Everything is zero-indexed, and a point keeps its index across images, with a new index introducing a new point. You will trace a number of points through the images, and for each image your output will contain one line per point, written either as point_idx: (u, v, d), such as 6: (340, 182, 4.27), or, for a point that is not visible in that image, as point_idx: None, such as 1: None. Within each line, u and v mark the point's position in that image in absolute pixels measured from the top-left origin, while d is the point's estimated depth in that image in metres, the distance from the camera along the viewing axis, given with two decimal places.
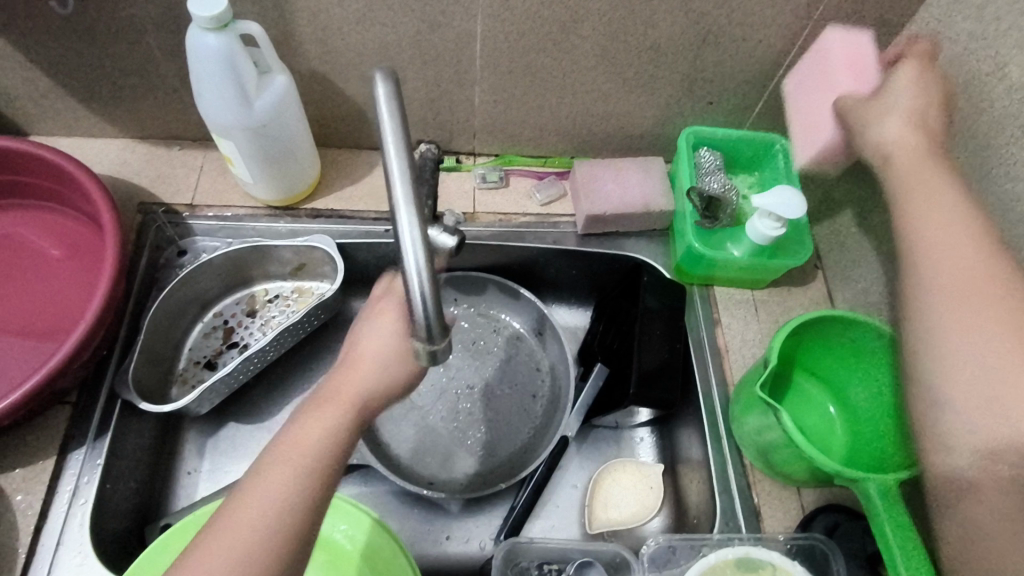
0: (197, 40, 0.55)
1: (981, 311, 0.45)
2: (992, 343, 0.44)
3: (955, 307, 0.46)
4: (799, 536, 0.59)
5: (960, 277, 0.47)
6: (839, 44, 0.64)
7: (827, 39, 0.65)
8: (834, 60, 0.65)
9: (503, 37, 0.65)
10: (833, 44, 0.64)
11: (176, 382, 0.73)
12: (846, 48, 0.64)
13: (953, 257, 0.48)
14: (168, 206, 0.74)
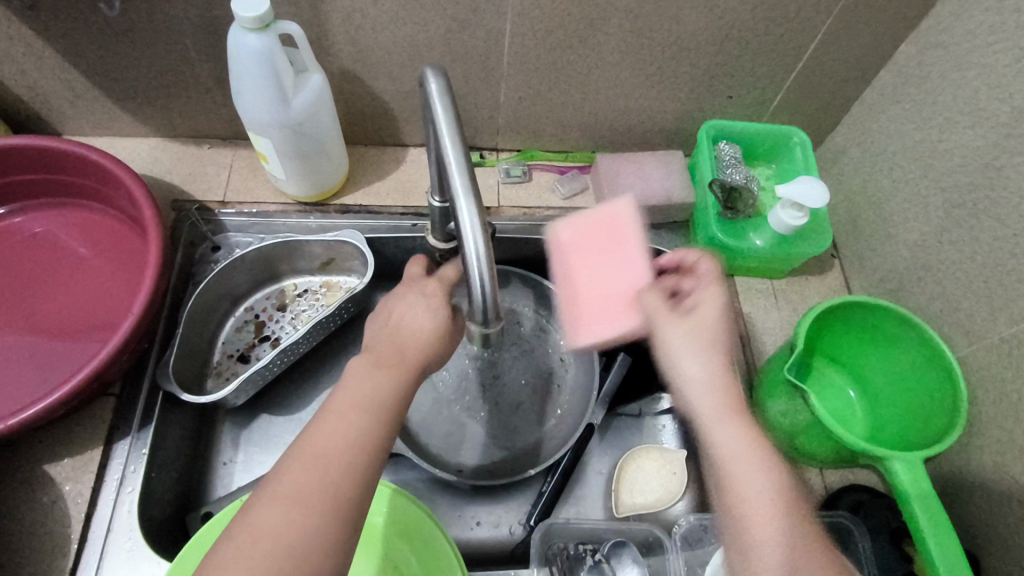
0: (239, 40, 0.57)
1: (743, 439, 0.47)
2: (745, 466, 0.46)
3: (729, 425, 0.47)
4: (825, 514, 0.61)
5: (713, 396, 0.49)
6: (572, 240, 0.58)
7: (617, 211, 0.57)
8: (599, 244, 0.57)
9: (532, 34, 0.67)
10: (566, 235, 0.58)
11: (211, 375, 0.75)
12: (605, 228, 0.57)
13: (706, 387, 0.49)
14: (201, 203, 0.76)
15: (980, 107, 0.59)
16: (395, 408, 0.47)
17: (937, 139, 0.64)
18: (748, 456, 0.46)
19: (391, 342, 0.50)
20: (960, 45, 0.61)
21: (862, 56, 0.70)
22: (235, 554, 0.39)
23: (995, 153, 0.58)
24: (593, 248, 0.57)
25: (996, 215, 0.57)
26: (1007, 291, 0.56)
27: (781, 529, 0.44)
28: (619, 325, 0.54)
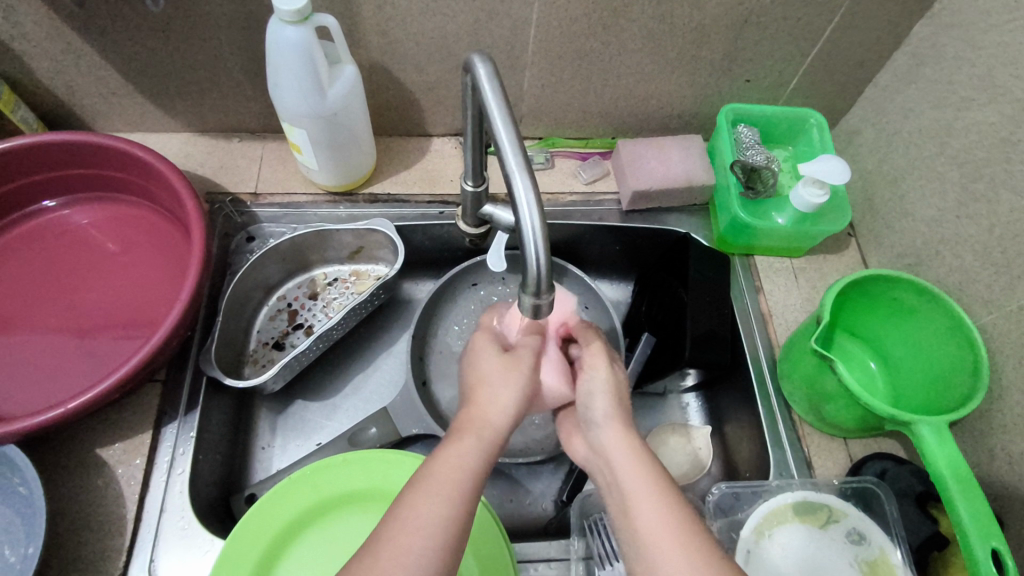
0: (279, 33, 0.59)
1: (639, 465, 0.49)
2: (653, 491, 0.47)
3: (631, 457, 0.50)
4: (852, 480, 0.63)
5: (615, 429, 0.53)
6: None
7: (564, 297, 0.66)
8: None
9: (557, 22, 0.68)
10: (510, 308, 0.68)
11: (248, 362, 0.77)
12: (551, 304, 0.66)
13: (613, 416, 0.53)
14: (234, 195, 0.78)
15: (997, 83, 0.61)
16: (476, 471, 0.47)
17: (955, 116, 0.66)
18: (641, 480, 0.48)
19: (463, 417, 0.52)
20: (976, 24, 0.63)
21: (877, 38, 0.72)
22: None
23: (1012, 127, 0.60)
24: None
25: (1014, 187, 0.59)
26: None
27: (662, 544, 0.44)
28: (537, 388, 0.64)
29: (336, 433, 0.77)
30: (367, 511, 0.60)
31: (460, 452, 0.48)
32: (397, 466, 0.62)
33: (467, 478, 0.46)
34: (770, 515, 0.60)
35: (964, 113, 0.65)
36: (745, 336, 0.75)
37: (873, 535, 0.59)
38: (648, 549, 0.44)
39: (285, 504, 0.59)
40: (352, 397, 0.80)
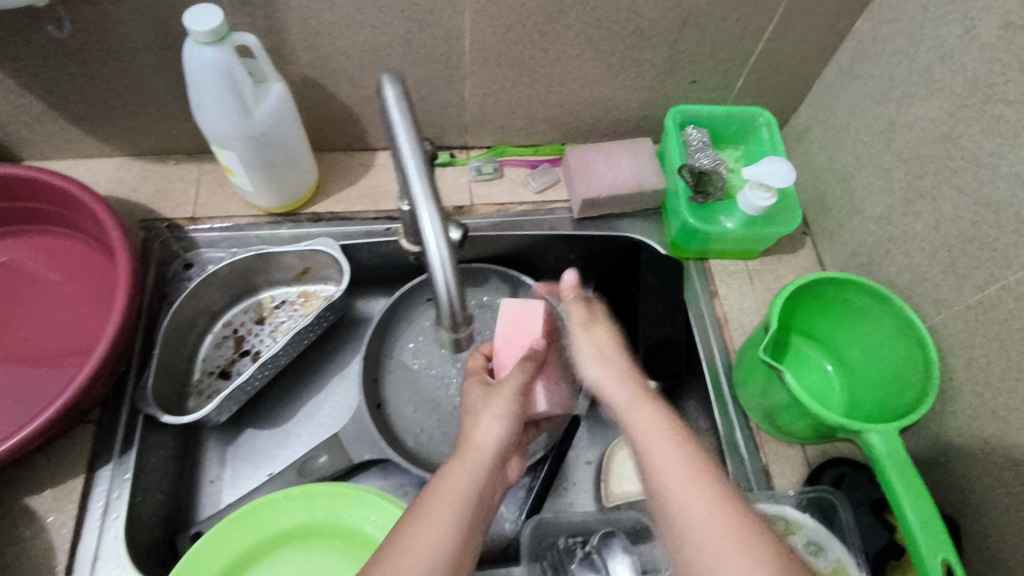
0: (195, 55, 0.56)
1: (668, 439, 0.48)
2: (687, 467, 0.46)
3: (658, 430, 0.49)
4: (808, 490, 0.62)
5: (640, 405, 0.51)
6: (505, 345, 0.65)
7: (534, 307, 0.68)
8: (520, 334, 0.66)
9: (492, 31, 0.66)
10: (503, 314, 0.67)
11: (193, 394, 0.74)
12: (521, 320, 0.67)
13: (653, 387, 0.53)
14: (172, 221, 0.75)
15: (936, 78, 0.60)
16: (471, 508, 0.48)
17: (898, 111, 0.65)
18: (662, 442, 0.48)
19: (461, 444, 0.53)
20: (913, 18, 0.62)
21: (819, 34, 0.71)
22: None
23: (953, 123, 0.58)
24: (524, 337, 0.66)
25: (958, 184, 0.58)
26: (970, 258, 0.57)
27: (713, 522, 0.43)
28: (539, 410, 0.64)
29: (289, 461, 0.76)
30: (348, 549, 0.59)
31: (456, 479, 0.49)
32: (360, 503, 0.60)
33: (463, 503, 0.48)
34: None
35: (905, 111, 0.64)
36: (700, 343, 0.74)
37: (830, 547, 0.58)
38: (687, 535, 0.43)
39: (227, 545, 0.57)
40: (307, 421, 0.78)
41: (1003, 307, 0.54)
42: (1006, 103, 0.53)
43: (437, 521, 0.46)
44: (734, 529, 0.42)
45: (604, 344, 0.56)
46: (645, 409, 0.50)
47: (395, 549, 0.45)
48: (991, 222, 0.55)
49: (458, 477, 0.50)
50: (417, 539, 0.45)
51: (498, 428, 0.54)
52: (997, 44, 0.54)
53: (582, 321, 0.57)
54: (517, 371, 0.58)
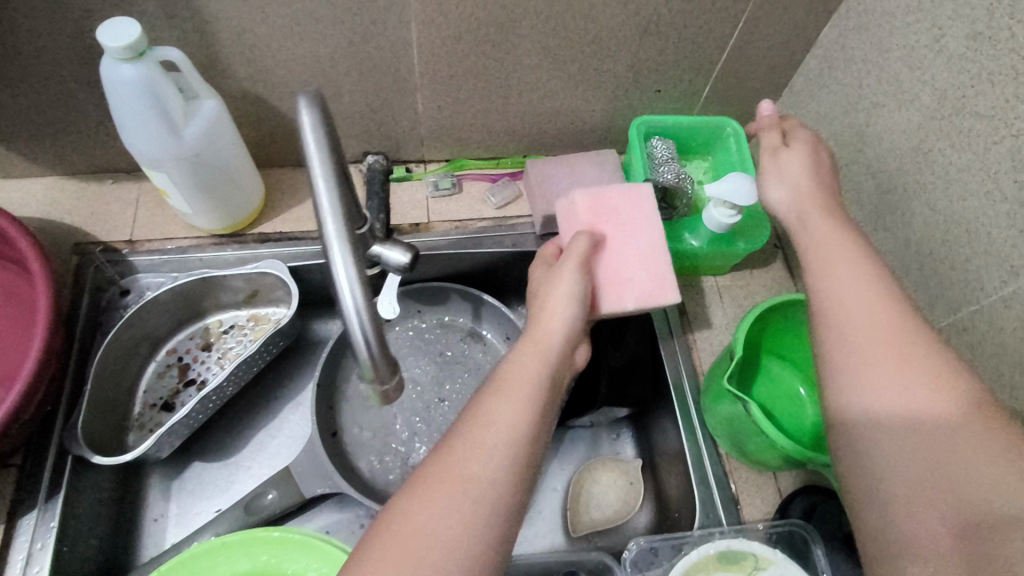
0: (112, 72, 0.52)
1: (884, 331, 0.46)
2: (910, 364, 0.44)
3: (877, 321, 0.47)
4: (778, 524, 0.60)
5: (868, 300, 0.48)
6: (588, 211, 0.63)
7: (640, 191, 0.65)
8: (603, 220, 0.63)
9: (442, 41, 0.63)
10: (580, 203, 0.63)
11: (133, 428, 0.70)
12: (617, 203, 0.64)
13: (847, 278, 0.50)
14: (106, 244, 0.71)
15: (905, 88, 0.57)
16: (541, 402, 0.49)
17: (867, 123, 0.62)
18: (887, 335, 0.46)
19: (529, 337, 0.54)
20: (881, 25, 0.59)
21: (786, 41, 0.68)
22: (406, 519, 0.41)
23: (922, 136, 0.55)
24: (613, 221, 0.63)
25: (928, 200, 0.55)
26: (941, 279, 0.55)
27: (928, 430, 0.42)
28: (628, 303, 0.60)
29: (239, 496, 0.71)
30: None
31: (522, 365, 0.51)
32: (304, 550, 0.57)
33: (531, 393, 0.49)
34: (694, 566, 0.55)
35: (873, 123, 0.61)
36: (668, 365, 0.71)
37: None
38: (889, 428, 0.43)
39: None
40: (258, 453, 0.74)
41: (978, 330, 0.52)
42: (975, 117, 0.50)
43: (508, 394, 0.48)
44: (881, 345, 0.46)
45: (771, 172, 0.61)
46: (819, 258, 0.52)
47: (472, 420, 0.47)
48: (962, 242, 0.52)
49: (527, 365, 0.51)
50: (492, 411, 0.47)
51: (567, 322, 0.55)
52: (966, 56, 0.51)
53: (777, 138, 0.63)
54: (576, 250, 0.59)
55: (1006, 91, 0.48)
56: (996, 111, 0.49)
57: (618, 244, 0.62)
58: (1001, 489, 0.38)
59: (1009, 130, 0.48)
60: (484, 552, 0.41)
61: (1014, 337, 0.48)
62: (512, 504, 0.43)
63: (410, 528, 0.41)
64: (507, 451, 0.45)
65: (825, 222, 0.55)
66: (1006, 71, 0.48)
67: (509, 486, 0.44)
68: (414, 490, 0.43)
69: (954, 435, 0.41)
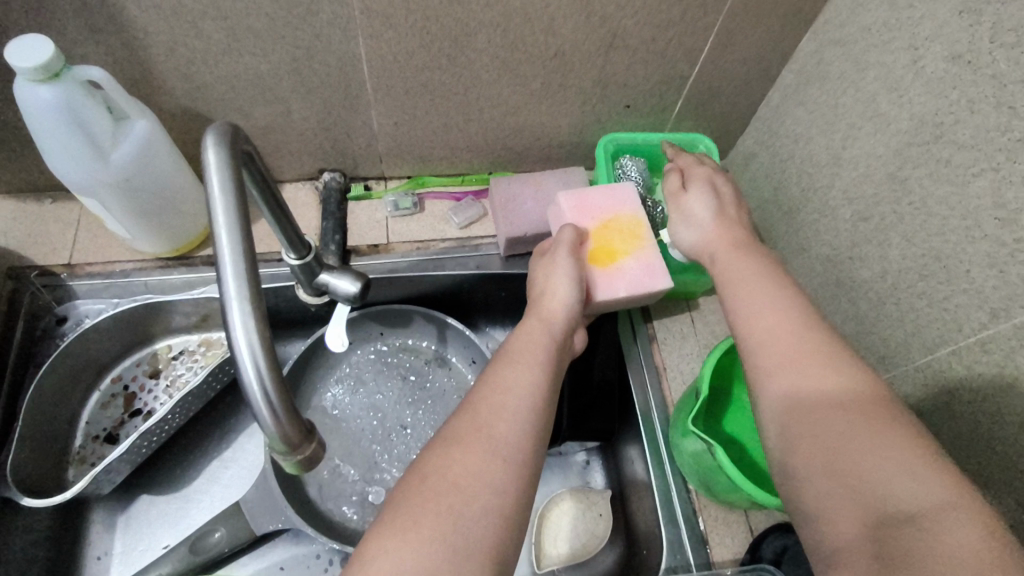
0: (26, 93, 0.48)
1: (788, 324, 0.48)
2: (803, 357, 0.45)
3: (779, 315, 0.48)
4: (746, 569, 0.56)
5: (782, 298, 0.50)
6: (575, 213, 0.63)
7: (618, 190, 0.65)
8: (592, 212, 0.63)
9: (393, 57, 0.59)
10: (565, 202, 0.64)
11: (73, 462, 0.66)
12: (603, 197, 0.64)
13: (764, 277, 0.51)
14: (44, 268, 0.67)
15: (881, 111, 0.54)
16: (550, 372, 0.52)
17: (843, 145, 0.59)
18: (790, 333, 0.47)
19: (537, 312, 0.57)
20: (858, 43, 0.56)
21: (761, 56, 0.65)
22: (416, 491, 0.42)
23: (899, 162, 0.52)
24: (600, 218, 0.63)
25: (905, 232, 0.52)
26: (917, 315, 0.52)
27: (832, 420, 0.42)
28: (623, 290, 0.60)
29: (187, 531, 0.68)
30: None
31: (533, 337, 0.54)
32: None
33: (537, 366, 0.51)
34: None
35: (849, 146, 0.58)
36: (636, 392, 0.68)
37: None
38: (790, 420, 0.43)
39: None
40: (210, 485, 0.71)
41: (955, 373, 0.49)
42: (955, 146, 0.47)
43: (523, 365, 0.51)
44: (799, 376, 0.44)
45: (677, 220, 0.62)
46: (735, 263, 0.54)
47: (489, 387, 0.49)
48: (939, 278, 0.49)
49: (536, 337, 0.54)
50: (510, 379, 0.49)
51: (573, 299, 0.57)
52: (945, 79, 0.48)
53: (678, 181, 0.64)
54: (564, 239, 0.60)
55: (987, 120, 0.45)
56: (976, 141, 0.46)
57: (609, 236, 0.62)
58: (945, 477, 0.37)
59: (988, 163, 0.45)
60: (507, 506, 0.42)
61: (990, 381, 0.46)
62: (531, 463, 0.45)
63: (445, 476, 0.42)
64: (527, 415, 0.47)
65: (729, 257, 0.56)
66: (987, 99, 0.45)
67: (533, 447, 0.46)
68: (431, 456, 0.44)
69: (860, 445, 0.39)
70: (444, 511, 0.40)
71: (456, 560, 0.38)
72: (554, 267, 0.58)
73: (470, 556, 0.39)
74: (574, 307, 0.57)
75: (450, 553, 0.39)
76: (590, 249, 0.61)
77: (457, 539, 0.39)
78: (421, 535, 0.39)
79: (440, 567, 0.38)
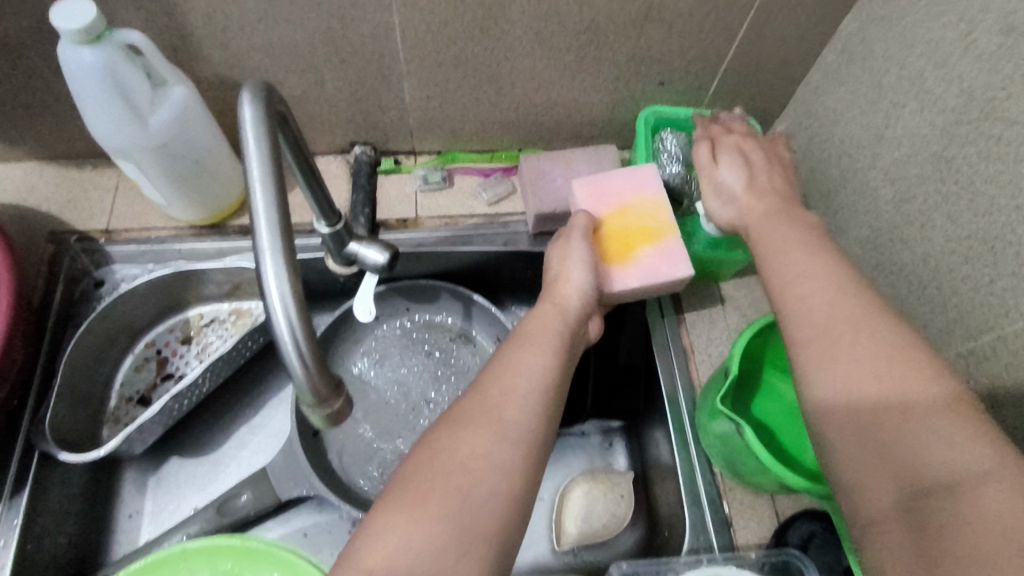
0: (69, 56, 0.50)
1: (826, 285, 0.46)
2: (840, 315, 0.44)
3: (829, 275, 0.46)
4: (772, 553, 0.55)
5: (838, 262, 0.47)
6: (590, 199, 0.62)
7: (641, 172, 0.63)
8: (607, 198, 0.62)
9: (425, 26, 0.59)
10: (580, 188, 0.63)
11: (108, 422, 0.68)
12: (620, 181, 0.63)
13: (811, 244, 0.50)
14: (82, 233, 0.68)
15: (929, 88, 0.52)
16: (563, 352, 0.51)
17: (886, 124, 0.56)
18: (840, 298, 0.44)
19: (551, 295, 0.56)
20: (908, 15, 0.53)
21: (803, 31, 0.62)
22: (427, 468, 0.42)
23: (947, 142, 0.50)
24: (616, 205, 0.62)
25: (950, 213, 0.50)
26: (960, 299, 0.50)
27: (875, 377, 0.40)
28: (640, 279, 0.58)
29: (215, 494, 0.69)
30: None
31: (546, 318, 0.53)
32: (267, 560, 0.54)
33: (553, 346, 0.51)
34: None
35: (893, 125, 0.56)
36: (663, 376, 0.67)
37: None
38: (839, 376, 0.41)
39: None
40: (238, 451, 0.72)
41: (999, 360, 0.47)
42: (1009, 123, 0.45)
43: (535, 348, 0.50)
44: (844, 352, 0.42)
45: (708, 190, 0.59)
46: (772, 236, 0.52)
47: (502, 367, 0.48)
48: (986, 260, 0.47)
49: (550, 318, 0.53)
50: (521, 361, 0.49)
51: (587, 285, 0.56)
52: (1001, 52, 0.45)
53: (707, 152, 0.61)
54: (579, 225, 0.59)
55: None
56: None
57: (626, 223, 0.61)
58: (978, 457, 0.35)
59: None
60: (520, 485, 0.42)
61: None
62: (540, 449, 0.45)
63: (454, 454, 0.42)
64: (538, 397, 0.47)
65: (762, 224, 0.54)
66: None
67: (542, 428, 0.46)
68: (441, 432, 0.44)
69: (906, 414, 0.38)
70: (449, 493, 0.40)
71: (461, 540, 0.39)
72: (567, 255, 0.58)
73: (474, 535, 0.39)
74: (587, 295, 0.56)
75: (454, 530, 0.39)
76: (604, 236, 0.60)
77: (463, 515, 0.39)
78: (429, 512, 0.39)
79: (448, 543, 0.38)
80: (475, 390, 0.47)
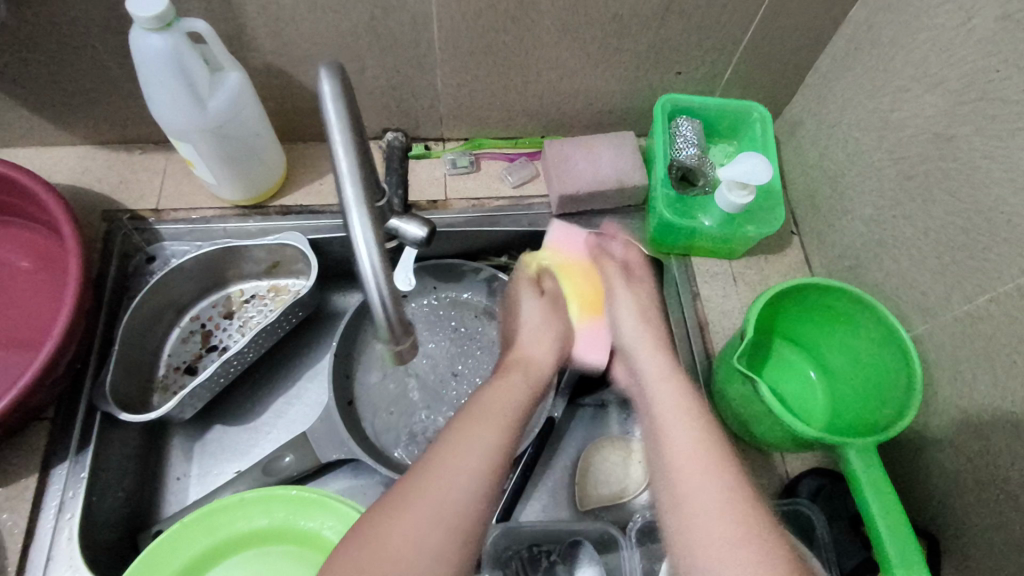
0: (141, 41, 0.54)
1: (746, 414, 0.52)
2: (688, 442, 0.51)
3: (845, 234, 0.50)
4: (784, 503, 0.60)
5: None
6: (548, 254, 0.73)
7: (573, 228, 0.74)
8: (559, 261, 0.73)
9: (463, 17, 0.63)
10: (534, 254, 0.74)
11: (158, 389, 0.72)
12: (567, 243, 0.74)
13: None
14: (134, 212, 0.73)
15: (930, 74, 0.56)
16: (518, 424, 0.55)
17: (891, 107, 0.61)
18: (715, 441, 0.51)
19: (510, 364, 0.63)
20: (911, 6, 0.58)
21: (812, 23, 0.67)
22: (361, 555, 0.44)
23: (947, 122, 0.55)
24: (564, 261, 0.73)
25: (950, 188, 0.55)
26: (959, 266, 0.54)
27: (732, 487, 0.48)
28: (599, 350, 0.70)
29: (257, 459, 0.74)
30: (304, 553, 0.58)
31: (511, 393, 0.58)
32: (318, 509, 0.58)
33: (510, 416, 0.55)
34: None
35: (897, 108, 0.60)
36: (680, 348, 0.72)
37: None
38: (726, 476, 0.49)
39: (181, 548, 0.56)
40: (277, 420, 0.76)
41: (994, 320, 0.51)
42: (1003, 102, 0.50)
43: (483, 426, 0.53)
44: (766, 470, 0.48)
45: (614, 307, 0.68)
46: (663, 396, 0.56)
47: (449, 451, 0.50)
48: (982, 229, 0.52)
49: (510, 386, 0.59)
50: (471, 442, 0.51)
51: (552, 355, 0.66)
52: (996, 38, 0.50)
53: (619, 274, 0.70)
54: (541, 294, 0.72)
55: None
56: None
57: (576, 293, 0.73)
58: None
59: None
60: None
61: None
62: (473, 527, 0.47)
63: (385, 538, 0.45)
64: (485, 478, 0.49)
65: (664, 386, 0.57)
66: None
67: (479, 506, 0.48)
68: (375, 518, 0.47)
69: (771, 548, 0.44)
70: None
71: None
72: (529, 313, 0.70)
73: None
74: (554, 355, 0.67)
75: None
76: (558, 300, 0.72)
77: None
78: None
79: None
80: (416, 475, 0.49)
